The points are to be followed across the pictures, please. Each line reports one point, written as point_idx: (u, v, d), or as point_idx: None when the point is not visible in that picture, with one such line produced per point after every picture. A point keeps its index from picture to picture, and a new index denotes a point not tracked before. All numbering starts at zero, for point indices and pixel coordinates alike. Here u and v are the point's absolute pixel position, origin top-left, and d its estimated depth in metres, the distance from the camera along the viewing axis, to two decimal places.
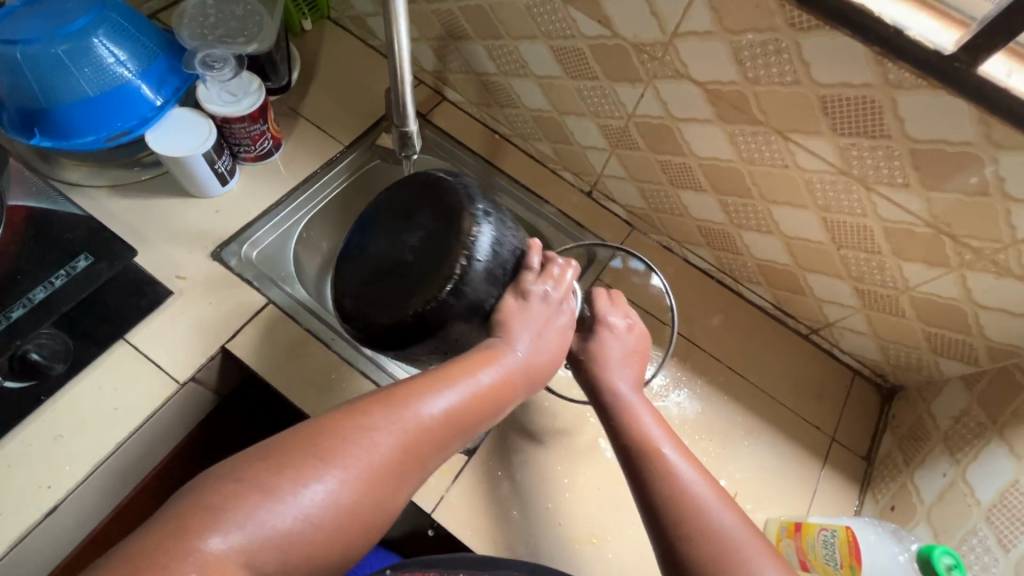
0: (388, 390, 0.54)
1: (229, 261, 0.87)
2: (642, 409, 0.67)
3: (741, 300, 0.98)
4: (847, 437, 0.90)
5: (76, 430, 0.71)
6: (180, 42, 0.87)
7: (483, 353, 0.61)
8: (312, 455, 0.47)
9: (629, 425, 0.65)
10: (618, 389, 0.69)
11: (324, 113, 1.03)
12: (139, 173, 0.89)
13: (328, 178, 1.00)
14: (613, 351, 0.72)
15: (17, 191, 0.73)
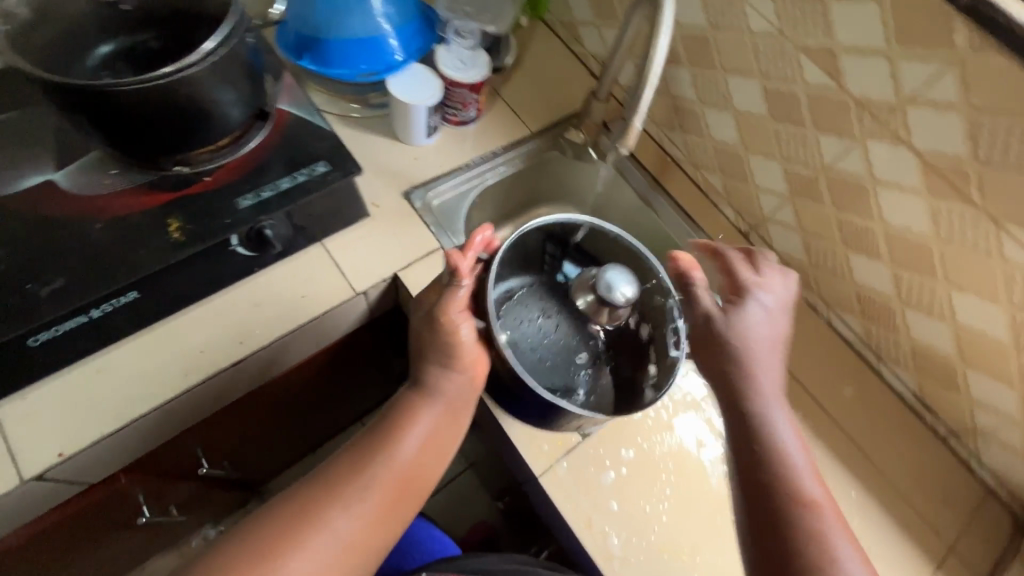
0: (335, 472, 0.69)
1: (415, 203, 0.98)
2: (776, 404, 0.66)
3: (879, 380, 0.95)
4: (967, 553, 0.85)
5: (272, 303, 0.83)
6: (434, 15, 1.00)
7: (405, 419, 0.73)
8: (301, 525, 0.63)
9: (762, 417, 0.65)
10: (760, 376, 0.67)
11: (520, 99, 1.13)
12: (363, 111, 1.03)
13: (511, 156, 1.09)
14: (758, 337, 0.70)
15: (286, 99, 0.87)
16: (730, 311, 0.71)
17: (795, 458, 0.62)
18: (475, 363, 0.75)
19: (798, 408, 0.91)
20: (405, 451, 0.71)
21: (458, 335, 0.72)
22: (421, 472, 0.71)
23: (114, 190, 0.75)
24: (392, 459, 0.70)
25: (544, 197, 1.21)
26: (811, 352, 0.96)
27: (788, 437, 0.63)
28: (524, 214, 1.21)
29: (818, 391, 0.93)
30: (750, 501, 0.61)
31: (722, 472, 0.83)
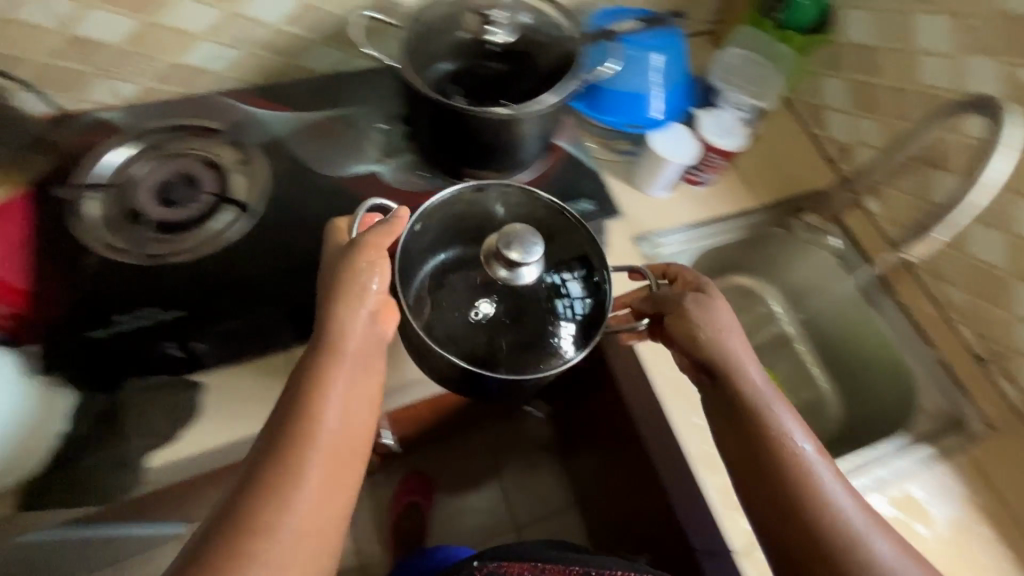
0: (258, 474, 0.55)
1: (643, 248, 1.02)
2: (775, 405, 0.68)
3: None
4: None
5: None
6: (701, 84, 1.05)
7: (288, 396, 0.59)
8: (240, 537, 0.52)
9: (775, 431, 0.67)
10: (756, 381, 0.69)
11: (751, 167, 1.12)
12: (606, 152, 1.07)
13: (736, 222, 1.08)
14: (731, 331, 0.72)
15: (564, 136, 0.96)
16: (705, 301, 0.73)
17: (792, 442, 0.67)
18: (381, 306, 0.63)
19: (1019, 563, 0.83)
20: (329, 428, 0.57)
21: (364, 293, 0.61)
22: (339, 425, 0.59)
23: (417, 189, 0.87)
24: (315, 439, 0.56)
25: (747, 266, 1.20)
26: None
27: (791, 429, 0.68)
28: (720, 277, 1.21)
29: None
30: (790, 544, 0.65)
31: None
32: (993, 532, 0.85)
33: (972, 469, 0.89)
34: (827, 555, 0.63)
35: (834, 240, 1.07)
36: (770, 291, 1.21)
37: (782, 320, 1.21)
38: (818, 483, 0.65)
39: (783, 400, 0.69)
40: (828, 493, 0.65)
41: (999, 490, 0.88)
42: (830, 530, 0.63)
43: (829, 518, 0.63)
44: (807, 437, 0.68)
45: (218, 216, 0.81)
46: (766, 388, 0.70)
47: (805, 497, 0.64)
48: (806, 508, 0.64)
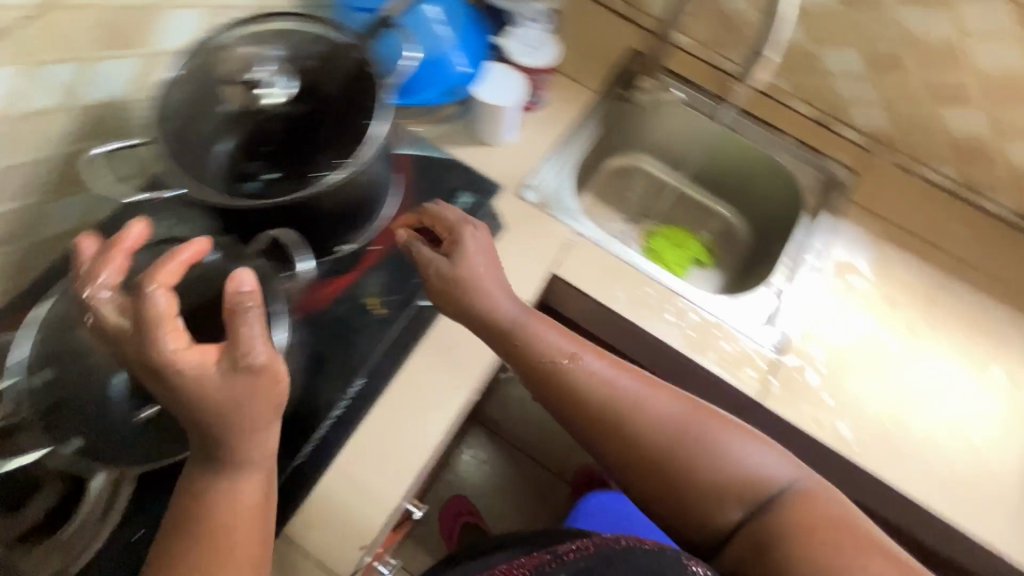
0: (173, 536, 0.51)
1: (530, 198, 0.98)
2: (538, 324, 0.71)
3: (979, 211, 1.06)
4: None
5: (461, 341, 0.79)
6: (486, 16, 1.00)
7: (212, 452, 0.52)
8: None
9: (540, 345, 0.70)
10: (511, 312, 0.71)
11: (573, 64, 1.11)
12: (446, 126, 0.97)
13: (587, 121, 1.08)
14: (494, 288, 0.72)
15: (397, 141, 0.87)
16: (463, 257, 0.72)
17: (601, 372, 0.68)
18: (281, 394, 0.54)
19: (926, 258, 1.01)
20: (231, 499, 0.52)
21: (209, 383, 0.49)
22: (242, 499, 0.53)
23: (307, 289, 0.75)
24: (199, 499, 0.52)
25: (611, 148, 1.22)
26: (915, 207, 1.05)
27: (585, 355, 0.70)
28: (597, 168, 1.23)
29: (938, 239, 1.03)
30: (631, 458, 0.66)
31: (898, 338, 0.94)
32: (899, 247, 1.01)
33: (866, 210, 1.05)
34: (659, 455, 0.65)
35: (674, 90, 1.14)
36: (639, 158, 1.26)
37: (663, 176, 1.26)
38: (635, 396, 0.67)
39: (566, 335, 0.71)
40: (617, 397, 0.67)
41: (887, 215, 1.04)
42: (641, 428, 0.66)
43: (631, 419, 0.66)
44: (601, 359, 0.69)
45: (121, 489, 0.63)
46: (552, 330, 0.71)
47: (625, 415, 0.66)
48: (625, 419, 0.66)
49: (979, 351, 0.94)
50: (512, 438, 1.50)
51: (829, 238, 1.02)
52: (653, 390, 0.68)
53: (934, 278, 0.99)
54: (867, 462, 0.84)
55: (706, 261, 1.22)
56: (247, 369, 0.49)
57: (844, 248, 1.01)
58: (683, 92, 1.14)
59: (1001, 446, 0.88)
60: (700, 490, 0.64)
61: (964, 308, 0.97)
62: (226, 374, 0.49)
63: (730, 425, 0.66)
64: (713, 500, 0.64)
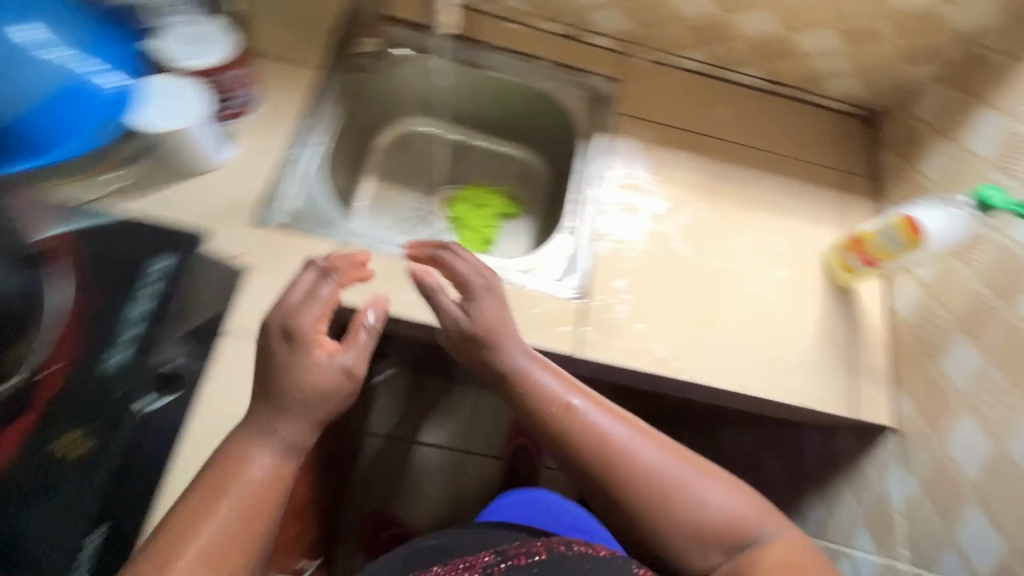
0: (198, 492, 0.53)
1: (274, 223, 0.83)
2: (540, 370, 0.64)
3: (735, 86, 1.07)
4: (857, 166, 1.05)
5: (226, 416, 0.71)
6: (124, 21, 0.82)
7: (254, 423, 0.57)
8: None
9: (532, 394, 0.63)
10: (516, 362, 0.65)
11: (278, 42, 0.93)
12: (127, 168, 0.80)
13: (317, 107, 0.92)
14: (513, 335, 0.67)
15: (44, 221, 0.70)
16: (476, 311, 0.69)
17: (592, 417, 0.60)
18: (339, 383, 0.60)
19: (698, 151, 1.01)
20: (252, 478, 0.54)
21: (317, 370, 0.59)
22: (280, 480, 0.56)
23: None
24: (286, 458, 0.57)
25: (376, 120, 1.12)
26: (679, 101, 1.04)
27: (586, 406, 0.61)
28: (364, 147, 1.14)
29: (705, 127, 1.03)
30: (610, 504, 0.59)
31: (687, 240, 0.94)
32: (672, 148, 1.00)
33: (632, 119, 1.01)
34: (636, 498, 0.57)
35: (402, 46, 0.98)
36: (412, 120, 1.17)
37: (444, 130, 1.18)
38: (626, 441, 0.59)
39: (560, 377, 0.64)
40: (613, 441, 0.59)
41: (654, 117, 1.02)
42: (626, 474, 0.58)
43: (617, 461, 0.58)
44: (605, 411, 0.61)
45: None
46: (555, 382, 0.63)
47: (609, 458, 0.58)
48: (608, 458, 0.58)
49: (761, 229, 0.98)
50: (407, 427, 1.49)
51: (606, 158, 0.98)
52: (650, 443, 0.59)
53: (709, 167, 1.00)
54: (684, 372, 0.86)
55: (512, 210, 1.17)
56: (321, 359, 0.59)
57: (621, 164, 0.98)
58: (410, 33, 0.99)
59: (795, 310, 0.93)
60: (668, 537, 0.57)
61: (741, 189, 0.99)
62: (332, 369, 0.60)
63: (717, 480, 0.59)
64: (699, 551, 0.57)
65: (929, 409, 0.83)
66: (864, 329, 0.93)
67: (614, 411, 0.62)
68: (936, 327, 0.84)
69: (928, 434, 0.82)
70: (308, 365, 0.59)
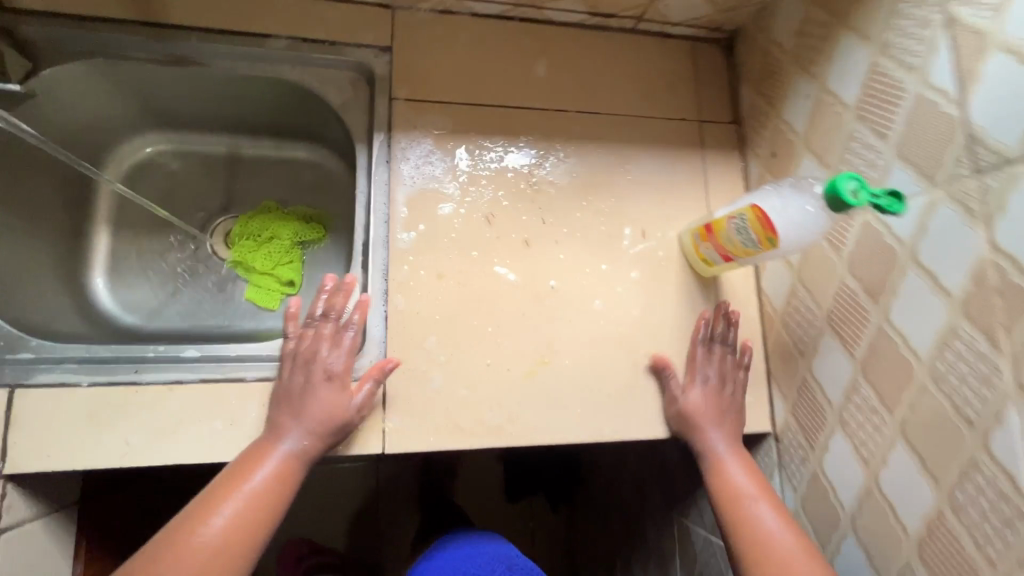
0: (232, 472, 0.60)
1: None
2: (733, 463, 0.68)
3: (552, 28, 0.82)
4: (713, 111, 0.85)
5: None
6: None
7: (280, 420, 0.62)
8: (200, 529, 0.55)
9: (717, 478, 0.68)
10: (715, 446, 0.70)
11: None
12: None
13: None
14: (735, 471, 0.68)
15: None
16: (683, 402, 0.72)
17: (717, 449, 0.69)
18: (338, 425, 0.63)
19: (510, 134, 0.77)
20: (280, 456, 0.61)
21: (340, 401, 0.64)
22: (300, 465, 0.62)
23: None
24: (297, 460, 0.61)
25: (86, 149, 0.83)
26: (477, 65, 0.78)
27: (726, 454, 0.69)
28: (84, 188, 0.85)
29: (516, 98, 0.78)
30: None
31: (511, 264, 0.74)
32: (475, 137, 0.76)
33: (418, 105, 0.75)
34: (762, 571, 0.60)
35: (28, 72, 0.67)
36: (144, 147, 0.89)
37: (194, 146, 0.91)
38: (738, 490, 0.66)
39: (716, 418, 0.71)
40: (723, 491, 0.67)
41: (446, 97, 0.77)
42: (738, 528, 0.63)
43: (731, 519, 0.65)
44: (739, 461, 0.69)
45: None
46: (722, 445, 0.70)
47: (724, 510, 0.65)
48: (726, 516, 0.65)
49: (605, 223, 0.77)
50: None
51: (391, 169, 0.73)
52: (751, 482, 0.67)
53: (528, 153, 0.77)
54: (523, 436, 0.71)
55: (312, 235, 0.92)
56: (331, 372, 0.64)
57: (412, 173, 0.74)
58: None
59: (651, 322, 0.76)
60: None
61: (574, 175, 0.78)
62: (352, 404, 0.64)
63: (790, 528, 0.62)
64: None
65: (806, 422, 0.71)
66: None
67: (777, 511, 0.64)
68: (806, 326, 0.70)
69: (805, 449, 0.71)
70: (319, 396, 0.63)
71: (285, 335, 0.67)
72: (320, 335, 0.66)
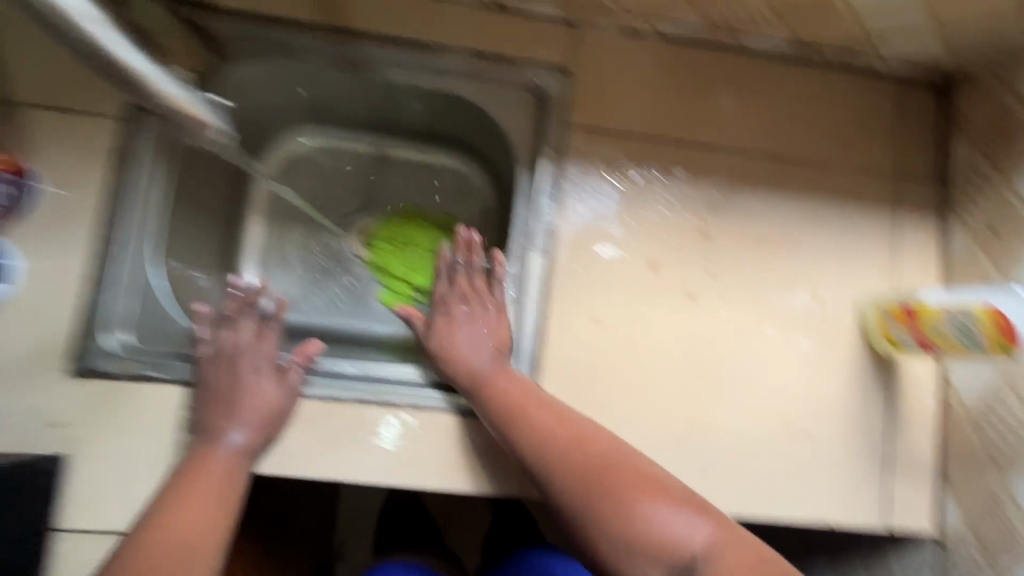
0: (176, 483, 0.59)
1: (102, 365, 0.62)
2: (500, 372, 0.64)
3: (743, 56, 0.74)
4: (915, 164, 0.74)
5: None
6: None
7: (215, 420, 0.62)
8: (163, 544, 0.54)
9: (488, 394, 0.63)
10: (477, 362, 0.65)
11: (55, 88, 0.64)
12: None
13: (144, 174, 0.66)
14: (502, 377, 0.63)
15: None
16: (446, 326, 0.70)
17: (484, 370, 0.64)
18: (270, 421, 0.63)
19: (686, 173, 0.71)
20: (226, 452, 0.61)
21: (267, 392, 0.64)
22: (241, 459, 0.62)
23: None
24: (241, 456, 0.62)
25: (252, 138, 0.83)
26: (659, 93, 0.72)
27: (487, 372, 0.64)
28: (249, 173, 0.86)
29: (696, 134, 0.72)
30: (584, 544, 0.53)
31: (672, 317, 0.69)
32: (650, 175, 0.71)
33: (594, 134, 0.71)
34: (569, 474, 0.55)
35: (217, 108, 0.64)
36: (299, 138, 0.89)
37: (344, 144, 0.90)
38: (518, 412, 0.60)
39: (478, 344, 0.67)
40: (497, 406, 0.61)
41: (623, 127, 0.71)
42: (545, 464, 0.57)
43: (529, 454, 0.58)
44: (503, 374, 0.63)
45: None
46: (480, 358, 0.65)
47: (510, 418, 0.60)
48: (519, 448, 0.59)
49: (781, 284, 0.71)
50: None
51: (558, 203, 0.70)
52: (527, 398, 0.61)
53: (705, 198, 0.71)
54: None
55: (450, 246, 0.91)
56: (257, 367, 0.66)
57: (580, 209, 0.70)
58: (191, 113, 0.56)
59: (816, 397, 0.70)
60: (640, 543, 0.49)
61: (750, 226, 0.71)
62: (282, 390, 0.65)
63: (570, 432, 0.58)
64: None
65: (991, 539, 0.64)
66: (908, 410, 0.71)
67: (568, 417, 0.59)
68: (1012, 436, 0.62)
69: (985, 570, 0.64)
70: (260, 388, 0.65)
71: (200, 335, 0.68)
72: (242, 333, 0.69)
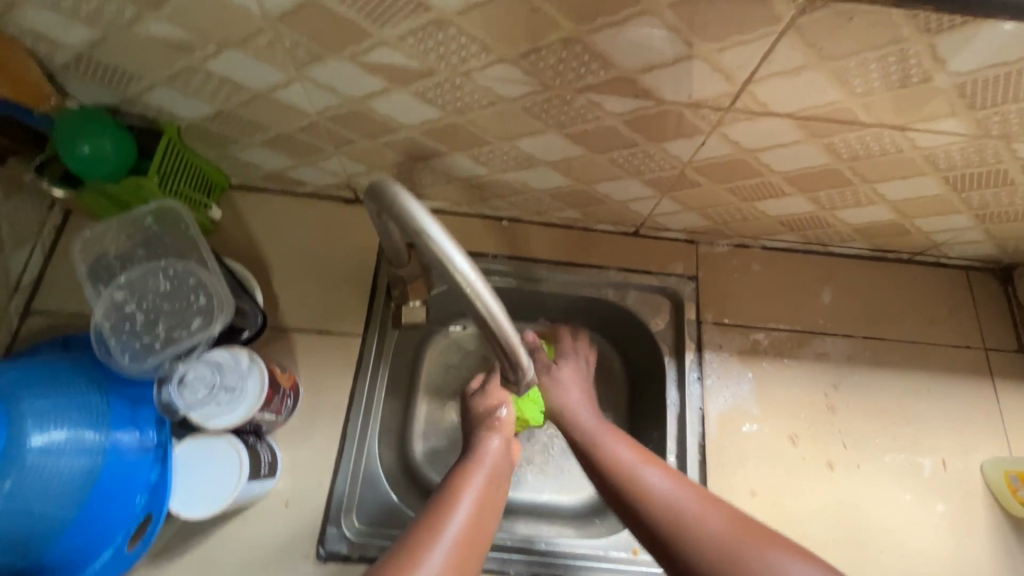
0: (432, 509, 0.60)
1: (341, 548, 0.73)
2: (585, 411, 0.74)
3: (833, 258, 0.92)
4: (996, 338, 0.89)
5: None
6: (112, 363, 0.61)
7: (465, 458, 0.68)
8: (416, 550, 0.53)
9: (580, 434, 0.71)
10: (586, 419, 0.72)
11: (313, 314, 0.84)
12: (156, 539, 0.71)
13: (371, 376, 0.83)
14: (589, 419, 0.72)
15: None
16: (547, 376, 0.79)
17: (590, 428, 0.71)
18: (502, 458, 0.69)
19: (804, 356, 0.86)
20: (475, 487, 0.63)
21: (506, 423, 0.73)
22: (485, 489, 0.63)
23: None
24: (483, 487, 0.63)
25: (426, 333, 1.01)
26: (771, 290, 0.90)
27: (599, 433, 0.70)
28: (421, 365, 0.94)
29: (805, 322, 0.88)
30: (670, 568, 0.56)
31: (818, 485, 0.79)
32: (776, 359, 0.86)
33: (724, 326, 0.87)
34: (677, 517, 0.58)
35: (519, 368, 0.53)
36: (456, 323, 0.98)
37: None
38: (626, 464, 0.64)
39: (586, 401, 0.76)
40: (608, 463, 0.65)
41: (746, 319, 0.88)
42: (653, 506, 0.60)
43: (616, 473, 0.64)
44: (611, 432, 0.69)
45: None
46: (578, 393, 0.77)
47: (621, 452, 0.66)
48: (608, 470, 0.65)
49: (906, 449, 0.81)
50: None
51: (703, 385, 0.84)
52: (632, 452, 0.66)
53: (823, 376, 0.85)
54: None
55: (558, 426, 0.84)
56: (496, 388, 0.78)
57: (722, 390, 0.84)
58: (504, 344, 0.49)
59: (964, 560, 0.76)
60: (712, 534, 0.55)
61: (866, 397, 0.84)
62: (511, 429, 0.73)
63: (685, 485, 0.61)
64: None
65: None
66: None
67: (637, 447, 0.67)
68: None
69: None
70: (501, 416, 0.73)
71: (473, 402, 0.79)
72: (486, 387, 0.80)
